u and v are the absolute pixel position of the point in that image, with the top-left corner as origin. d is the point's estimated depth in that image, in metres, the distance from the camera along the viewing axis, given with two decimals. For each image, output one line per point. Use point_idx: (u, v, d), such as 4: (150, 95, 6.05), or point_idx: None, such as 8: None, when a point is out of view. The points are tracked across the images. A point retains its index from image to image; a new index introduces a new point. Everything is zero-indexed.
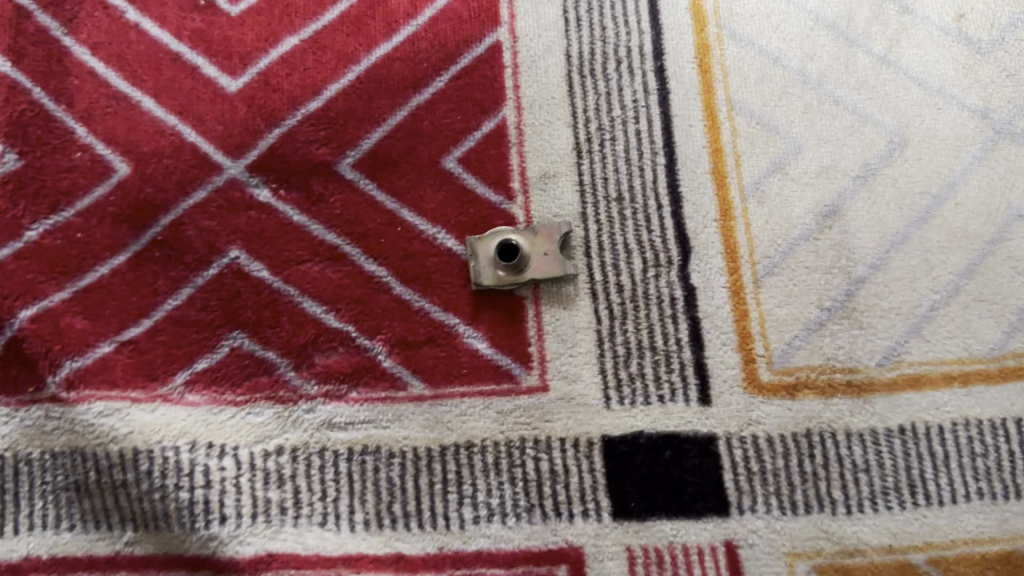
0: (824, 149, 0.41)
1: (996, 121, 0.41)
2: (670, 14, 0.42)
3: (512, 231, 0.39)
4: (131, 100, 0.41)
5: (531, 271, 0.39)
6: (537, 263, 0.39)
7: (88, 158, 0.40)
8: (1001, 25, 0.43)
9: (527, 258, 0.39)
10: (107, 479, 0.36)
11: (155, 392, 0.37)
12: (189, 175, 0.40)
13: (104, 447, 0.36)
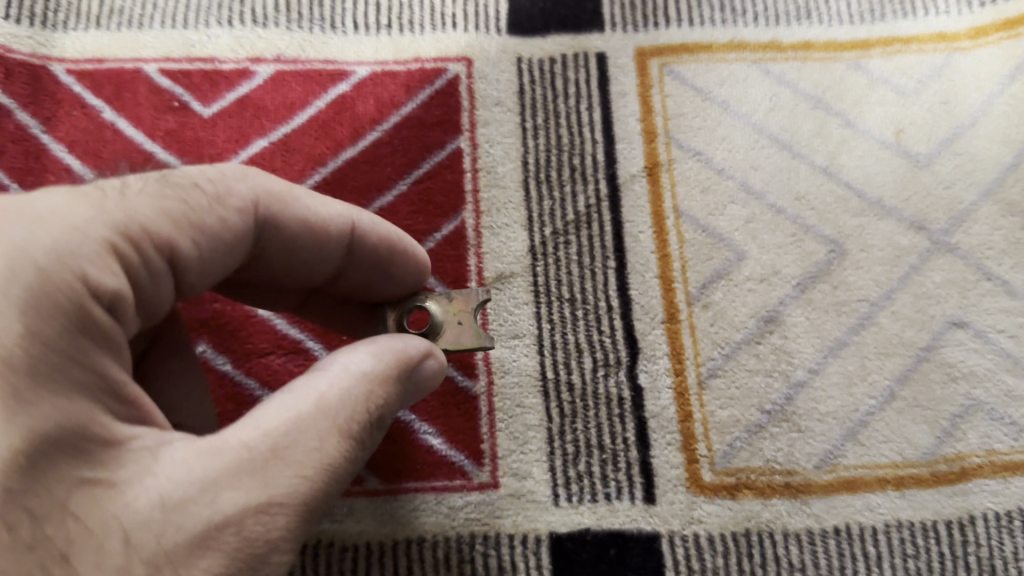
0: (767, 257, 0.43)
1: (933, 233, 0.43)
2: (622, 126, 0.45)
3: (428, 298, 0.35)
4: None
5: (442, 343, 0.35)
6: (450, 333, 0.35)
7: None
8: (939, 138, 0.45)
9: (438, 328, 0.35)
10: None
11: None
12: None
13: None
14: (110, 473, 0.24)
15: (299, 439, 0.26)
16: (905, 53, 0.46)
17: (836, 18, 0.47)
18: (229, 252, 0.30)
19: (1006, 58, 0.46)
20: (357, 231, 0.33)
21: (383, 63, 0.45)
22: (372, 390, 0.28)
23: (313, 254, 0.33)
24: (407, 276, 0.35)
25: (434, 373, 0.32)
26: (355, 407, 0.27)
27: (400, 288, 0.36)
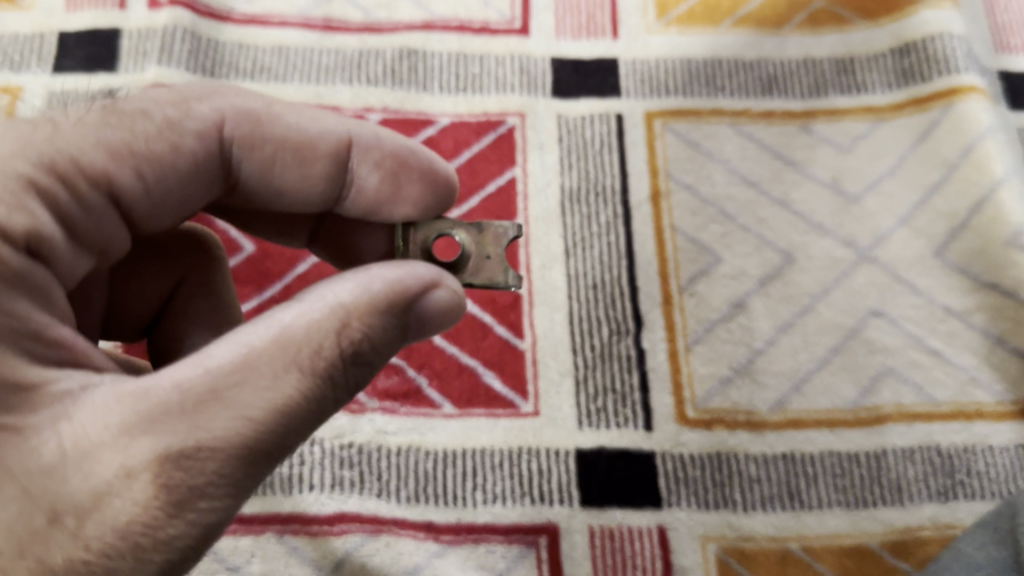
0: (737, 261, 0.58)
1: (860, 249, 0.59)
2: (634, 164, 0.60)
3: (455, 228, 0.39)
4: None
5: (470, 273, 0.38)
6: (478, 264, 0.39)
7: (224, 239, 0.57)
8: (868, 181, 0.60)
9: (466, 259, 0.39)
10: None
11: None
12: (295, 254, 0.57)
13: None
14: (24, 418, 0.29)
15: (245, 379, 0.30)
16: (840, 121, 0.62)
17: (791, 93, 0.63)
18: (200, 166, 0.37)
19: (918, 123, 0.62)
20: (360, 150, 0.40)
21: (460, 115, 0.61)
22: (346, 327, 0.31)
23: (302, 164, 0.39)
24: (420, 183, 0.40)
25: (450, 304, 0.34)
26: (324, 342, 0.31)
27: (419, 197, 0.40)
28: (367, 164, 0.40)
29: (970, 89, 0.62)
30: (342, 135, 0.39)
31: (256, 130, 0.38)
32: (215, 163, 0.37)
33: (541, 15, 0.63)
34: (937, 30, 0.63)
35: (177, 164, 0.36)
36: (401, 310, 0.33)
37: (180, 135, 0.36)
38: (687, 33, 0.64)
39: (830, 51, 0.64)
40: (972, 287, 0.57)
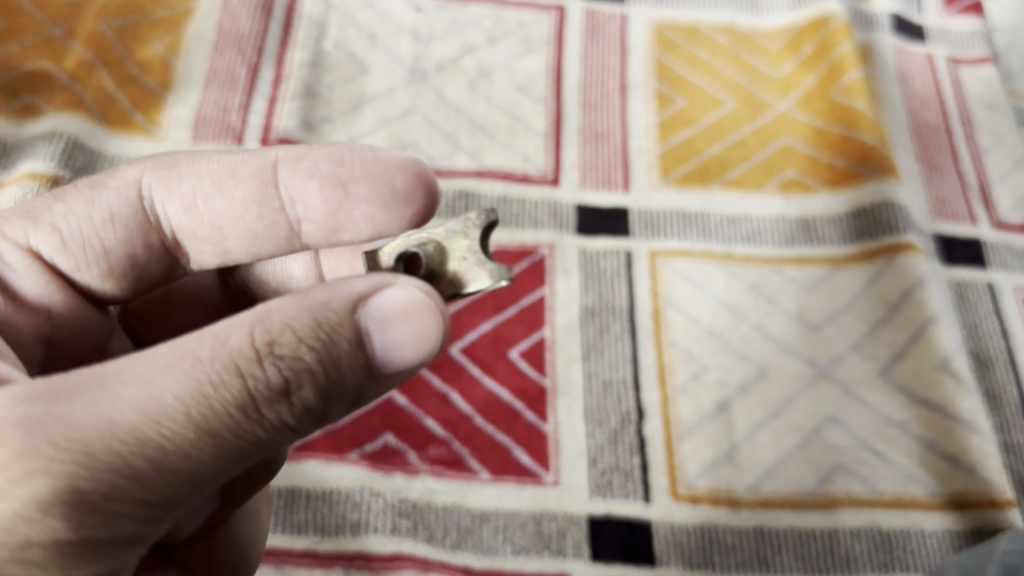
0: (721, 370, 0.71)
1: (821, 368, 0.71)
2: (640, 289, 0.74)
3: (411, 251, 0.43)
4: None
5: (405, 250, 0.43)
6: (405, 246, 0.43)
7: None
8: (827, 313, 0.73)
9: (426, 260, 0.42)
10: (314, 495, 0.64)
11: (343, 457, 0.66)
12: None
13: (313, 484, 0.65)
14: None
15: (136, 378, 0.33)
16: (806, 266, 0.75)
17: (766, 241, 0.76)
18: (119, 218, 0.47)
19: (870, 267, 0.75)
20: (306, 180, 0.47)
21: (502, 244, 0.76)
22: (270, 316, 0.35)
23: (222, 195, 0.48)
24: (406, 189, 0.46)
25: (407, 307, 0.36)
26: (243, 328, 0.34)
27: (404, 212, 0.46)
28: (322, 181, 0.47)
29: (907, 246, 0.74)
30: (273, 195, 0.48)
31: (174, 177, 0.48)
32: (140, 222, 0.48)
33: (570, 170, 0.79)
34: (884, 196, 0.77)
35: (89, 215, 0.47)
36: (310, 326, 0.35)
37: (102, 203, 0.47)
38: (684, 190, 0.79)
39: (797, 211, 0.78)
40: (909, 401, 0.69)
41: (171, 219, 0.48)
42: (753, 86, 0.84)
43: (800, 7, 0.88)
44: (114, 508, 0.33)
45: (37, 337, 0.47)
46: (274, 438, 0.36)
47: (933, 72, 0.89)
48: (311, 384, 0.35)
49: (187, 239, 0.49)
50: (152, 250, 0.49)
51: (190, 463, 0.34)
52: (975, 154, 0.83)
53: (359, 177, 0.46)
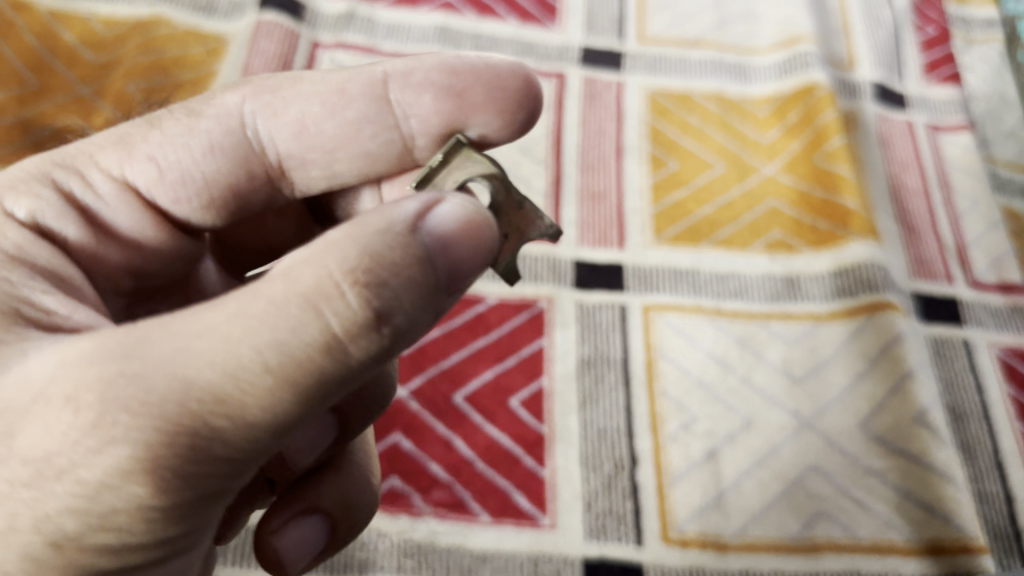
0: (709, 420, 0.75)
1: (804, 419, 0.75)
2: (634, 342, 0.79)
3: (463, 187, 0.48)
4: None
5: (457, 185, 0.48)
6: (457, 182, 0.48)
7: None
8: (811, 366, 0.77)
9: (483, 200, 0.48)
10: None
11: None
12: None
13: None
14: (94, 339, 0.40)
15: (216, 333, 0.36)
16: (791, 321, 0.79)
17: (753, 297, 0.81)
18: (220, 149, 0.53)
19: (851, 323, 0.78)
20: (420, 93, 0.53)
21: (503, 297, 0.80)
22: (343, 248, 0.37)
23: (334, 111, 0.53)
24: (519, 88, 0.52)
25: (460, 220, 0.39)
26: (318, 266, 0.36)
27: (515, 105, 0.52)
28: (438, 92, 0.52)
29: (886, 305, 0.78)
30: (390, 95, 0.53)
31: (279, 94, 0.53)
32: (245, 149, 0.53)
33: (568, 229, 0.84)
34: (865, 256, 0.81)
35: (189, 147, 0.52)
36: (384, 254, 0.37)
37: (196, 134, 0.53)
38: (676, 248, 0.83)
39: (782, 269, 0.82)
40: (887, 452, 0.73)
41: (279, 148, 0.54)
42: (741, 151, 0.89)
43: (787, 76, 0.93)
44: (196, 466, 0.37)
45: (125, 268, 0.53)
46: (362, 373, 0.39)
47: (913, 138, 0.93)
48: (397, 314, 0.37)
49: (293, 163, 0.55)
50: (257, 178, 0.55)
51: (276, 411, 0.37)
52: (953, 217, 0.88)
53: (474, 84, 0.52)
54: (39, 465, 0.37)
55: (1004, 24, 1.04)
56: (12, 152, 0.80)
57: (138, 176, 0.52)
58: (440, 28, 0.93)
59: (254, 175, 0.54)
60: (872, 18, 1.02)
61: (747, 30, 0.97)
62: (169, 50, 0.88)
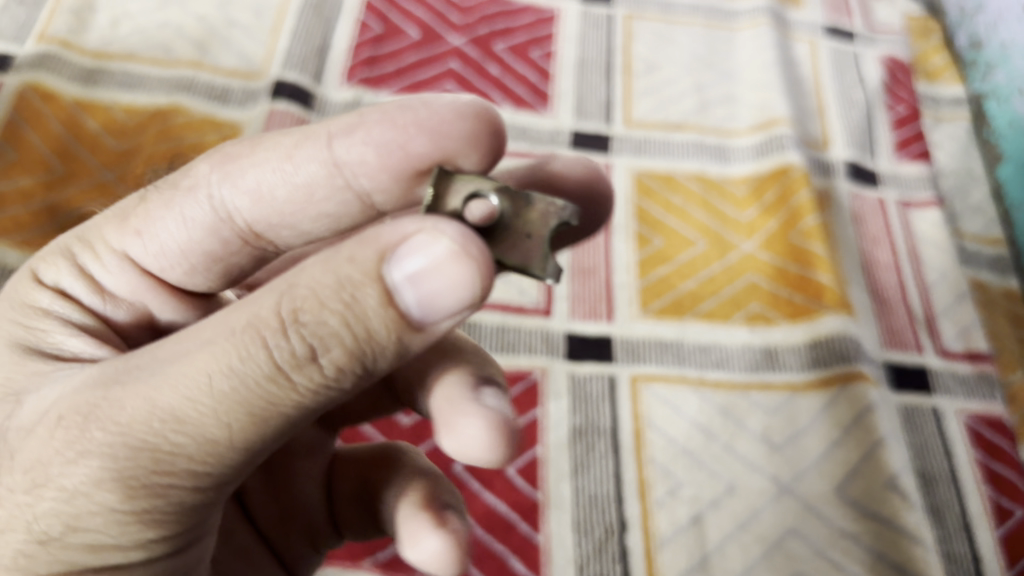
0: (694, 487, 0.79)
1: (783, 484, 0.79)
2: (622, 411, 0.83)
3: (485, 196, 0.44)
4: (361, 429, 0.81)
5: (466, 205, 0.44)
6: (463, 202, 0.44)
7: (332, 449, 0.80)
8: (789, 433, 0.82)
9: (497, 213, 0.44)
10: None
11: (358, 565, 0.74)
12: None
13: None
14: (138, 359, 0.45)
15: (181, 358, 0.40)
16: (770, 391, 0.84)
17: (734, 367, 0.86)
18: (193, 221, 0.53)
19: (827, 392, 0.83)
20: (359, 151, 0.50)
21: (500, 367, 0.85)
22: (298, 285, 0.39)
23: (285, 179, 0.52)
24: (466, 129, 0.49)
25: (431, 255, 0.37)
26: (273, 300, 0.40)
27: (470, 147, 0.49)
28: (379, 149, 0.50)
29: (859, 376, 0.84)
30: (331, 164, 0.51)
31: (225, 170, 0.53)
32: (217, 220, 0.53)
33: (561, 303, 0.89)
34: (839, 330, 0.86)
35: (169, 221, 0.53)
36: (331, 287, 0.39)
37: (176, 207, 0.53)
38: (661, 321, 0.89)
39: (761, 340, 0.87)
40: (861, 516, 0.78)
41: (241, 211, 0.53)
42: (722, 228, 0.95)
43: (764, 157, 0.99)
44: (160, 479, 0.42)
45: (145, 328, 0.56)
46: (318, 398, 0.41)
47: (884, 214, 0.99)
48: (339, 347, 0.40)
49: (262, 228, 0.54)
50: (233, 243, 0.54)
51: (228, 433, 0.41)
52: (923, 288, 0.93)
53: (417, 133, 0.49)
54: (36, 475, 0.43)
55: (971, 101, 1.11)
56: (38, 235, 0.85)
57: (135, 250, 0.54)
58: None
59: (228, 241, 0.54)
60: (845, 100, 1.08)
61: (727, 114, 1.04)
62: (187, 138, 0.94)
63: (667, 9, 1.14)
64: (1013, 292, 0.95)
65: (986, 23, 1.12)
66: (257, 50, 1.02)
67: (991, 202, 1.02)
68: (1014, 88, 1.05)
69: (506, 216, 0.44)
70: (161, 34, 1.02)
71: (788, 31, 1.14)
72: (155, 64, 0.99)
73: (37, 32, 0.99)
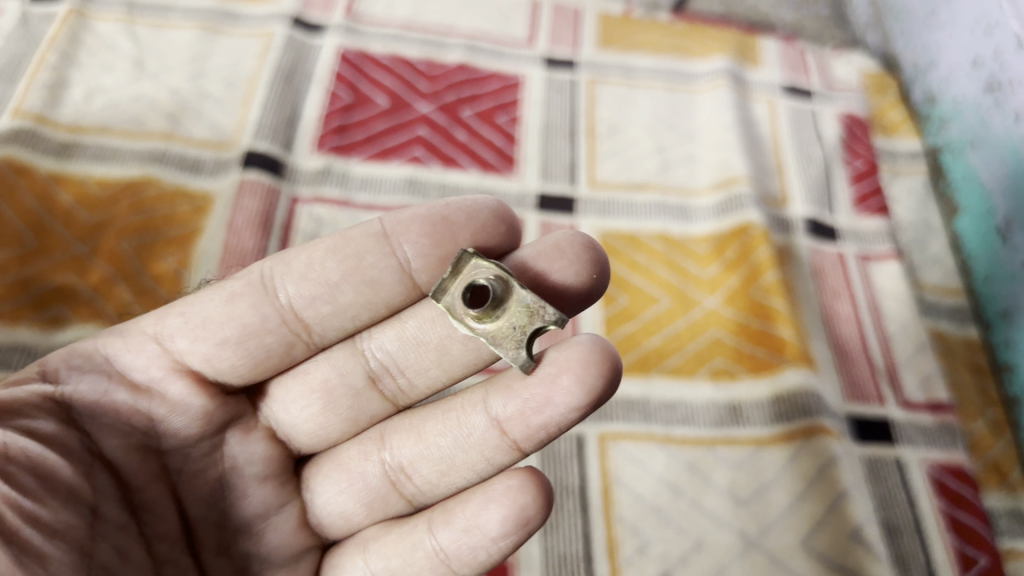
0: (662, 544, 0.80)
1: (750, 540, 0.80)
2: (590, 468, 0.84)
3: (481, 278, 0.62)
4: None
5: (460, 289, 0.62)
6: (457, 286, 0.62)
7: None
8: (754, 489, 0.83)
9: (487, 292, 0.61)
10: None
11: None
12: None
13: None
14: None
15: None
16: (735, 445, 0.85)
17: (699, 423, 0.87)
18: (237, 297, 0.64)
19: (790, 447, 0.85)
20: (411, 225, 0.65)
21: None
22: None
23: (336, 254, 0.65)
24: (494, 216, 0.65)
25: None
26: None
27: (494, 228, 0.65)
28: (426, 226, 0.65)
29: (821, 429, 0.85)
30: (384, 238, 0.65)
31: (288, 268, 0.65)
32: (262, 293, 0.64)
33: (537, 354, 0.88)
34: (801, 384, 0.88)
35: (212, 301, 0.64)
36: None
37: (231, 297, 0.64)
38: (627, 378, 0.89)
39: (725, 396, 0.88)
40: (827, 570, 0.79)
41: (292, 294, 0.65)
42: (684, 286, 0.97)
43: (724, 216, 1.02)
44: None
45: None
46: None
47: (844, 268, 1.01)
48: None
49: (303, 304, 0.65)
50: (273, 320, 0.64)
51: None
52: (883, 340, 0.95)
53: (454, 218, 0.65)
54: None
55: (927, 154, 1.14)
56: (12, 308, 0.86)
57: (178, 344, 0.62)
58: (409, 179, 1.02)
59: (268, 317, 0.64)
60: (803, 157, 1.11)
61: (688, 174, 1.07)
62: (158, 209, 0.96)
63: (629, 73, 1.17)
64: (971, 341, 0.98)
65: (937, 80, 1.14)
66: (229, 121, 1.05)
67: (948, 253, 1.05)
68: (967, 141, 1.07)
69: (498, 289, 0.61)
70: (133, 108, 1.04)
71: (746, 91, 1.17)
72: (128, 137, 1.02)
73: (12, 107, 1.01)
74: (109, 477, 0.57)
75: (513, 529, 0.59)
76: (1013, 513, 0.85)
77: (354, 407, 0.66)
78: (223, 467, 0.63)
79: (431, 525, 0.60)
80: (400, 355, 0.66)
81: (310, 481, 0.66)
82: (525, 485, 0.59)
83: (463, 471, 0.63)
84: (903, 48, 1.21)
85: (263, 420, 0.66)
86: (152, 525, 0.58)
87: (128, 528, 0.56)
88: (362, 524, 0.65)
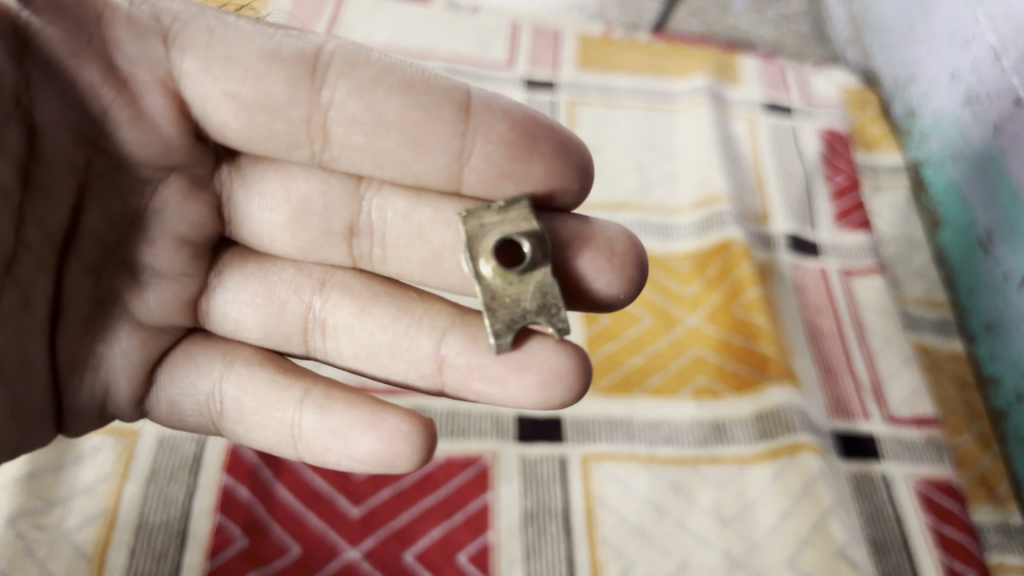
0: (647, 567, 0.79)
1: (735, 561, 0.79)
2: (574, 490, 0.83)
3: (520, 237, 0.59)
4: (303, 518, 0.79)
5: (495, 233, 0.59)
6: (493, 231, 0.59)
7: (278, 542, 0.77)
8: (738, 509, 0.82)
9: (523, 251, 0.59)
10: None
11: None
12: (322, 553, 0.77)
13: None
14: None
15: None
16: (719, 465, 0.85)
17: (683, 442, 0.86)
18: (281, 58, 0.58)
19: (772, 463, 0.84)
20: (498, 122, 0.59)
21: (451, 454, 0.84)
22: None
23: (412, 118, 0.59)
24: (575, 168, 0.61)
25: None
26: None
27: (570, 182, 0.61)
28: (504, 142, 0.59)
29: (804, 446, 0.84)
30: (461, 130, 0.59)
31: (350, 72, 0.58)
32: (304, 71, 0.58)
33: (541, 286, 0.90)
34: (783, 402, 0.87)
35: (254, 47, 0.58)
36: None
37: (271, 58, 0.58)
38: (610, 399, 0.89)
39: (708, 415, 0.88)
40: None
41: (336, 99, 0.58)
42: (667, 304, 0.96)
43: (705, 233, 1.02)
44: None
45: None
46: None
47: (827, 284, 1.01)
48: None
49: (337, 116, 0.59)
50: (297, 111, 0.59)
51: None
52: (867, 355, 0.95)
53: (541, 140, 0.59)
54: None
55: (909, 169, 1.14)
56: None
57: (185, 64, 0.58)
58: None
59: (297, 104, 0.59)
60: (783, 173, 1.11)
61: (668, 192, 1.07)
62: None
63: (609, 93, 1.17)
64: (957, 355, 0.98)
65: (917, 94, 1.14)
66: None
67: (931, 267, 1.05)
68: (947, 155, 1.07)
69: (533, 257, 0.59)
70: None
71: (726, 109, 1.17)
72: None
73: None
74: (21, 136, 0.54)
75: (372, 463, 0.61)
76: (1002, 527, 0.84)
77: (316, 241, 0.65)
78: (144, 204, 0.61)
79: (303, 403, 0.63)
80: (393, 230, 0.63)
81: (225, 269, 0.66)
82: (410, 437, 0.60)
83: (376, 365, 0.65)
84: (884, 63, 1.21)
85: (218, 185, 0.64)
86: (38, 208, 0.56)
87: (11, 197, 0.54)
88: (246, 340, 0.66)
